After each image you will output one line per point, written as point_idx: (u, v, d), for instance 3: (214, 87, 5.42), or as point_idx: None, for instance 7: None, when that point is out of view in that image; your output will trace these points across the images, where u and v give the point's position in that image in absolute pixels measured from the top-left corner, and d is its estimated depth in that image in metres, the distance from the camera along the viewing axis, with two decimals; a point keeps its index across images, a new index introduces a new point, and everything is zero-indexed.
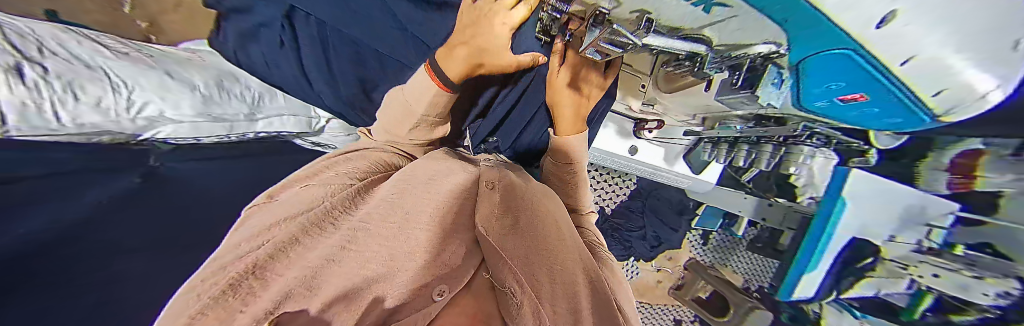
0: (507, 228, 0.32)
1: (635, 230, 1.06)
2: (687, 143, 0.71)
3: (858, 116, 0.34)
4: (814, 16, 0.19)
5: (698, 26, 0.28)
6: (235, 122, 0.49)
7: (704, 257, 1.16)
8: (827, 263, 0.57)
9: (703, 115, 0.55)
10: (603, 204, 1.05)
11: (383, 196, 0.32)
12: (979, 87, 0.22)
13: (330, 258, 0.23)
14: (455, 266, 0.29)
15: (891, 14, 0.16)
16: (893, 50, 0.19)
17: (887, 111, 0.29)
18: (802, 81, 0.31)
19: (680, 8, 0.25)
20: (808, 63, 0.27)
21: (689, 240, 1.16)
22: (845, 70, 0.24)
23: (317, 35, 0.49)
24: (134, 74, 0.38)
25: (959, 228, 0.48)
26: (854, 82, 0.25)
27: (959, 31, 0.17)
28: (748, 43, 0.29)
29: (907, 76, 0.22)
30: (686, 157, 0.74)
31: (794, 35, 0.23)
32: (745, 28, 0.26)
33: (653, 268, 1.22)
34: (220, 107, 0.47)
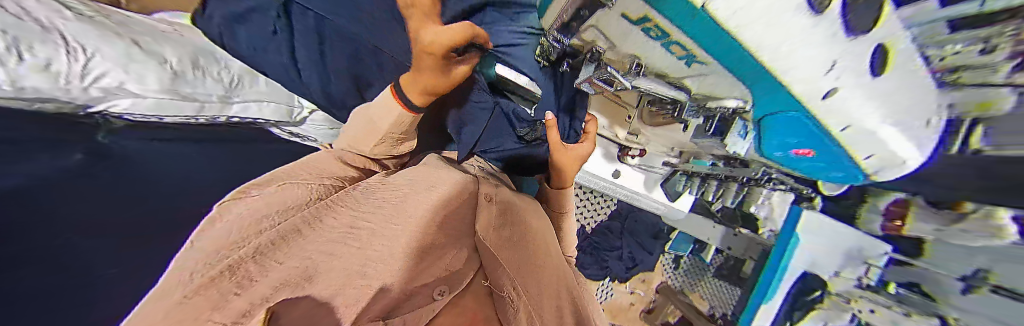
0: (503, 237, 0.32)
1: (613, 251, 1.09)
2: (664, 172, 0.77)
3: (809, 171, 0.39)
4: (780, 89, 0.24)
5: (683, 75, 0.32)
6: (206, 102, 0.47)
7: (675, 281, 1.20)
8: (781, 292, 0.61)
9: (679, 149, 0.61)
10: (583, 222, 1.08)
11: (384, 197, 0.30)
12: (904, 154, 0.27)
13: (331, 252, 0.21)
14: (455, 271, 0.27)
15: (834, 90, 0.21)
16: (834, 115, 0.24)
17: (831, 166, 0.34)
18: (760, 137, 0.36)
19: (664, 58, 0.29)
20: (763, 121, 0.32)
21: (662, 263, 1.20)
22: (796, 129, 0.29)
23: (313, 26, 0.46)
24: (98, 41, 0.35)
25: (892, 267, 0.51)
26: (806, 141, 0.30)
27: (879, 107, 0.22)
28: (720, 96, 0.32)
29: (848, 142, 0.28)
30: (663, 184, 0.79)
31: (758, 100, 0.28)
32: (717, 84, 0.30)
33: (627, 289, 1.24)
34: (190, 85, 0.44)
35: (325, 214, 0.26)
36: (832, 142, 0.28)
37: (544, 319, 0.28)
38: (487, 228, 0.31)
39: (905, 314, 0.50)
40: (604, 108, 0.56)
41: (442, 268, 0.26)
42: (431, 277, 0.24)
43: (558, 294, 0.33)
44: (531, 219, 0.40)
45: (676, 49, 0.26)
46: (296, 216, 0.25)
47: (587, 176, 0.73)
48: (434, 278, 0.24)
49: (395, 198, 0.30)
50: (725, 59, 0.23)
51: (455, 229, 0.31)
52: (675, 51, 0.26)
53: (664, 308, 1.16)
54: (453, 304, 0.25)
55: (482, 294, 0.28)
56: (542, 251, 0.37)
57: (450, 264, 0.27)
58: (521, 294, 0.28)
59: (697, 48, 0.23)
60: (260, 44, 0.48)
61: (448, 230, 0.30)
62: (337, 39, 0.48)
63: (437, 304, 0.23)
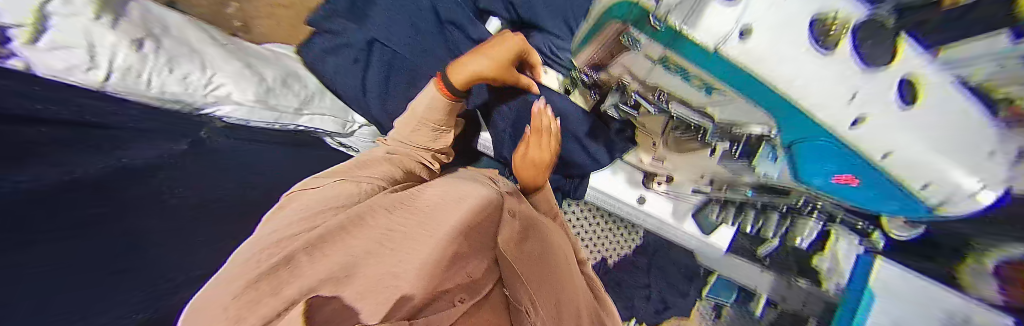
0: (525, 250, 0.34)
1: (639, 288, 0.98)
2: (697, 201, 0.72)
3: (868, 204, 0.34)
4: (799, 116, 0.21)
5: (700, 101, 0.32)
6: (283, 113, 0.54)
7: None
8: None
9: (708, 177, 0.58)
10: (605, 253, 1.01)
11: (419, 206, 0.32)
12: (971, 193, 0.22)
13: (368, 252, 0.24)
14: (474, 281, 0.27)
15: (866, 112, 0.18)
16: (875, 144, 0.20)
17: (893, 197, 0.29)
18: (793, 163, 0.33)
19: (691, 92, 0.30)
20: (796, 146, 0.28)
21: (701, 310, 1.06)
22: (826, 159, 0.27)
23: (387, 62, 0.59)
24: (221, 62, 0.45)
25: None
26: (848, 169, 0.26)
27: (951, 191, 0.23)
28: (744, 123, 0.32)
29: (902, 172, 0.22)
30: (695, 215, 0.73)
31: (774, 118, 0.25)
32: (738, 110, 0.29)
33: None
34: (278, 98, 0.52)
35: (366, 214, 0.28)
36: (872, 194, 0.30)
37: None
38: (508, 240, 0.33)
39: None
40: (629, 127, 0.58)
41: (462, 276, 0.27)
42: (452, 283, 0.25)
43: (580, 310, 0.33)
44: (552, 239, 0.42)
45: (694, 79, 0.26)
46: (345, 214, 0.28)
47: (609, 201, 0.74)
48: (456, 285, 0.25)
49: (431, 207, 0.33)
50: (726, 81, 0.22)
51: (472, 240, 0.31)
52: (693, 82, 0.27)
53: None
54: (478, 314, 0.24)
55: (502, 308, 0.27)
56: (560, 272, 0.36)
57: (474, 268, 0.28)
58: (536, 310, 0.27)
59: (700, 72, 0.23)
60: (341, 68, 0.58)
61: (465, 237, 0.31)
62: (382, 63, 0.59)
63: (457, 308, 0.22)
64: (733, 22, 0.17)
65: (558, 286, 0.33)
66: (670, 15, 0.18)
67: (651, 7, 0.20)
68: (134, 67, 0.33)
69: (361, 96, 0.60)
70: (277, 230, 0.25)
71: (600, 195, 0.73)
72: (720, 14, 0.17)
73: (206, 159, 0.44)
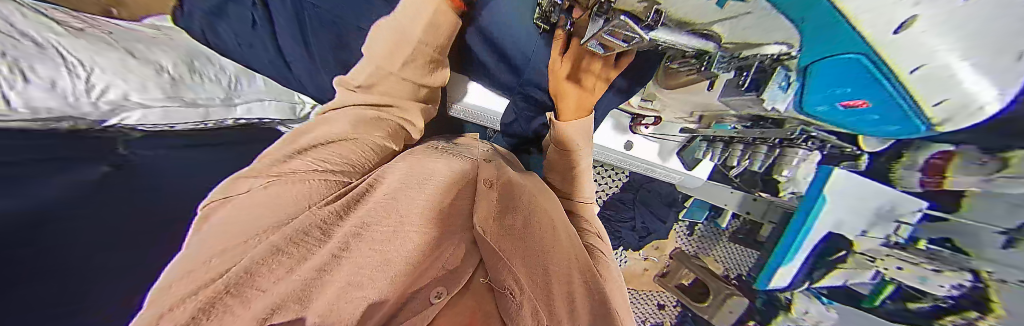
0: (504, 227, 0.32)
1: (625, 222, 1.10)
2: (681, 139, 0.73)
3: (856, 123, 0.35)
4: (836, 19, 0.20)
5: (710, 20, 0.28)
6: (210, 107, 0.46)
7: (688, 247, 1.21)
8: (803, 255, 0.63)
9: (700, 113, 0.56)
10: (596, 195, 1.09)
11: (378, 197, 0.29)
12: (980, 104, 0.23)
13: (322, 268, 0.21)
14: (453, 269, 0.29)
15: (911, 20, 0.17)
16: (900, 52, 0.20)
17: (885, 116, 0.30)
18: (806, 84, 0.33)
19: (696, 3, 0.26)
20: (817, 63, 0.27)
21: (676, 231, 1.21)
22: (849, 84, 0.27)
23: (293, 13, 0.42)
24: (91, 55, 0.34)
25: (924, 223, 0.52)
26: (857, 86, 0.27)
27: (958, 108, 0.24)
28: (758, 43, 0.29)
29: (914, 82, 0.23)
30: (680, 152, 0.76)
31: (807, 35, 0.24)
32: (754, 27, 0.27)
33: (641, 256, 1.26)
34: (191, 91, 0.44)
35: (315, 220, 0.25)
36: (875, 115, 0.31)
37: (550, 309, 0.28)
38: (486, 221, 0.31)
39: (934, 270, 0.52)
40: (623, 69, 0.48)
41: (436, 267, 0.28)
42: (427, 279, 0.27)
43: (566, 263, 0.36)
44: (536, 204, 0.41)
45: None
46: (280, 233, 0.23)
47: (597, 151, 0.74)
48: (432, 279, 0.27)
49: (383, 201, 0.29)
50: None
51: (447, 223, 0.31)
52: None
53: (679, 271, 1.19)
54: (455, 303, 0.28)
55: (483, 291, 0.30)
56: (546, 232, 0.37)
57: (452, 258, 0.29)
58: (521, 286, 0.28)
59: None
60: (243, 36, 0.46)
61: (437, 223, 0.29)
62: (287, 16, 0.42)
63: (432, 306, 0.26)
64: None
65: (543, 256, 0.34)
66: None
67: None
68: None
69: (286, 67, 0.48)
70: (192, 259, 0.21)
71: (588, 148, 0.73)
72: None
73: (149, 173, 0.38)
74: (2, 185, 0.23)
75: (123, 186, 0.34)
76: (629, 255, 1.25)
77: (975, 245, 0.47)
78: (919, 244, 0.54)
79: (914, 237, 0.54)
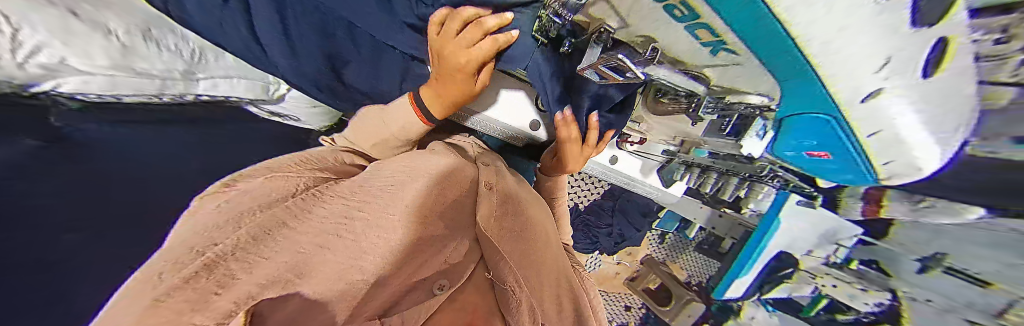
0: (504, 227, 0.35)
1: (603, 227, 1.15)
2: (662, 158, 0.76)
3: (825, 173, 0.41)
4: (816, 89, 0.24)
5: (703, 64, 0.31)
6: (164, 79, 0.41)
7: (658, 254, 1.29)
8: (756, 269, 0.69)
9: (681, 138, 0.59)
10: (578, 201, 1.13)
11: (378, 185, 0.31)
12: (927, 163, 0.28)
13: (323, 244, 0.22)
14: (455, 263, 0.32)
15: (879, 91, 0.21)
16: (867, 116, 0.24)
17: (844, 168, 0.36)
18: (781, 133, 0.37)
19: (694, 49, 0.29)
20: (792, 117, 0.32)
21: (649, 238, 1.29)
22: (816, 137, 0.32)
23: None
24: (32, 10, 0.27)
25: (858, 247, 0.60)
26: (825, 142, 0.32)
27: (908, 163, 0.29)
28: (743, 91, 0.33)
29: (874, 141, 0.28)
30: (660, 170, 0.78)
31: (786, 96, 0.29)
32: (743, 76, 0.29)
33: (614, 260, 1.32)
34: (144, 60, 0.38)
35: (311, 205, 0.25)
36: (836, 166, 0.37)
37: (536, 309, 0.33)
38: (489, 223, 0.34)
39: (863, 289, 0.60)
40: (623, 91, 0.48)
41: (443, 260, 0.31)
42: (430, 272, 0.29)
43: (553, 269, 0.39)
44: (528, 209, 0.44)
45: (703, 34, 0.25)
46: (268, 208, 0.22)
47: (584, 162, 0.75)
48: (432, 274, 0.29)
49: (372, 198, 0.28)
50: (753, 45, 0.23)
51: (452, 220, 0.34)
52: (700, 36, 0.26)
53: (647, 276, 1.27)
54: (457, 297, 0.29)
55: (483, 287, 0.33)
56: (539, 242, 0.40)
57: (447, 255, 0.32)
58: (519, 287, 0.33)
59: (730, 33, 0.23)
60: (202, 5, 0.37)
61: (440, 220, 0.32)
62: None
63: (437, 297, 0.27)
64: None
65: (530, 256, 0.37)
66: None
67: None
68: None
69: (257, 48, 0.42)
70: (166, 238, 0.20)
71: None
72: None
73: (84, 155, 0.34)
74: None
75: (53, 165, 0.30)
76: (604, 258, 1.32)
77: (895, 266, 0.54)
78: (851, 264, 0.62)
79: (848, 258, 0.62)
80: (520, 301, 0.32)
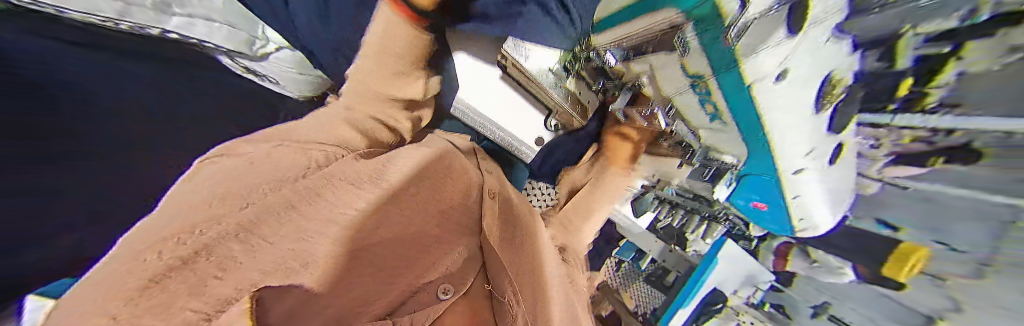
0: (503, 237, 0.39)
1: None
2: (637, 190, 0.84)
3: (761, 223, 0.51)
4: (769, 155, 0.34)
5: (701, 123, 0.39)
6: (112, 0, 0.38)
7: (614, 281, 1.37)
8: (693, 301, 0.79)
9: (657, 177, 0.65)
10: None
11: (395, 180, 0.28)
12: (830, 217, 0.41)
13: (330, 239, 0.20)
14: (458, 273, 0.34)
15: (805, 170, 0.33)
16: (799, 182, 0.35)
17: (774, 221, 0.47)
18: (738, 189, 0.46)
19: (698, 112, 0.37)
20: (750, 176, 0.42)
21: (608, 265, 1.37)
22: (761, 192, 0.43)
23: None
24: None
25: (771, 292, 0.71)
26: (769, 196, 0.42)
27: (817, 219, 0.42)
28: (722, 148, 0.41)
29: (800, 202, 0.39)
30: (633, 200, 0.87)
31: (751, 158, 0.38)
32: (728, 137, 0.37)
33: None
34: None
35: (326, 187, 0.22)
36: (770, 219, 0.47)
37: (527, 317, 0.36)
38: (493, 229, 0.37)
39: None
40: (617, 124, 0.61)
41: (444, 269, 0.32)
42: (437, 276, 0.31)
43: (547, 279, 0.44)
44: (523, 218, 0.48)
45: (710, 104, 0.34)
46: (289, 187, 0.20)
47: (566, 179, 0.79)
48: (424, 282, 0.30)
49: (409, 193, 0.30)
50: (741, 124, 0.32)
51: (464, 227, 0.38)
52: (707, 105, 0.34)
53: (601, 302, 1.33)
54: (457, 307, 0.30)
55: (484, 300, 0.34)
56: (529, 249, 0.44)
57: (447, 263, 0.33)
58: (514, 298, 0.36)
59: (723, 105, 0.32)
60: None
61: (446, 222, 0.35)
62: None
63: (441, 304, 0.29)
64: (779, 65, 0.23)
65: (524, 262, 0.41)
66: (749, 30, 0.23)
67: (729, 12, 0.23)
68: None
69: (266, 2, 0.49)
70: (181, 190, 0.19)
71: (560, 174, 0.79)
72: (778, 40, 0.22)
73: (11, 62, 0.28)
74: None
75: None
76: None
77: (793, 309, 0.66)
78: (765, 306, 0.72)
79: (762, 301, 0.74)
80: (515, 312, 0.34)
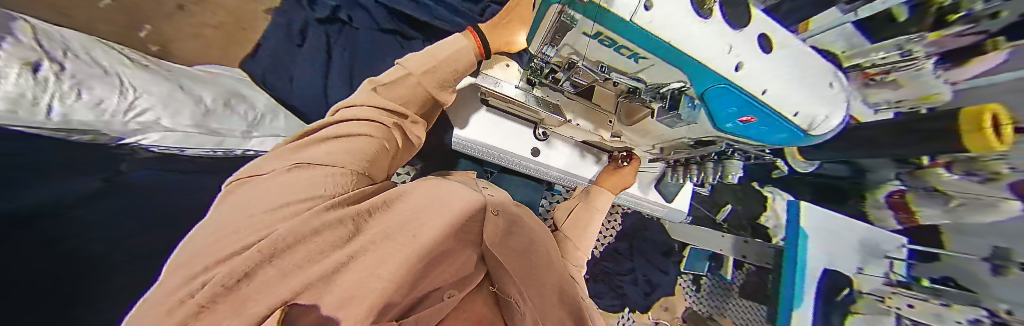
0: (510, 249, 0.34)
1: (625, 275, 1.01)
2: (658, 170, 0.70)
3: (754, 137, 0.33)
4: (698, 68, 0.26)
5: (633, 69, 0.34)
6: (228, 137, 0.51)
7: (702, 307, 1.06)
8: (810, 294, 0.58)
9: (661, 146, 0.55)
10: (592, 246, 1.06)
11: (401, 209, 0.27)
12: (822, 113, 0.27)
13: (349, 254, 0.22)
14: (464, 277, 0.32)
15: (740, 64, 0.25)
16: (750, 82, 0.26)
17: (769, 130, 0.30)
18: (706, 108, 0.32)
19: (619, 58, 0.32)
20: (705, 94, 0.30)
21: (682, 286, 1.11)
22: (732, 100, 0.28)
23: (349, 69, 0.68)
24: (149, 84, 0.41)
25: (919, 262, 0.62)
26: (739, 104, 0.28)
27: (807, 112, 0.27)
28: (665, 82, 0.33)
29: (776, 104, 0.26)
30: (658, 185, 0.71)
31: (687, 75, 0.28)
32: (662, 72, 0.31)
33: (652, 320, 1.08)
34: (218, 121, 0.49)
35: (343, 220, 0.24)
36: (769, 132, 0.30)
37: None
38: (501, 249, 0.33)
39: (945, 305, 0.57)
40: (588, 115, 0.55)
41: (457, 270, 0.31)
42: (447, 283, 0.29)
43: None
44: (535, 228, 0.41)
45: (624, 51, 0.30)
46: (300, 215, 0.22)
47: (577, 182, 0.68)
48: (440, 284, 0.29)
49: (401, 220, 0.25)
50: (661, 56, 0.27)
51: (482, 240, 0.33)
52: (624, 53, 0.30)
53: None
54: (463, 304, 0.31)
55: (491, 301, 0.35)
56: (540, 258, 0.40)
57: (461, 262, 0.31)
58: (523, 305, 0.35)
59: (641, 49, 0.27)
60: (299, 78, 0.65)
61: (465, 237, 0.29)
62: (363, 70, 0.69)
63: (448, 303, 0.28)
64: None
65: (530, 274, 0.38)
66: None
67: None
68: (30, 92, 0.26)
69: (320, 102, 0.65)
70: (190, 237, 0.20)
71: (561, 176, 0.68)
72: None
73: (132, 191, 0.37)
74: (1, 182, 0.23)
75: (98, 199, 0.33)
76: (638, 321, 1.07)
77: (974, 283, 0.55)
78: (921, 282, 0.60)
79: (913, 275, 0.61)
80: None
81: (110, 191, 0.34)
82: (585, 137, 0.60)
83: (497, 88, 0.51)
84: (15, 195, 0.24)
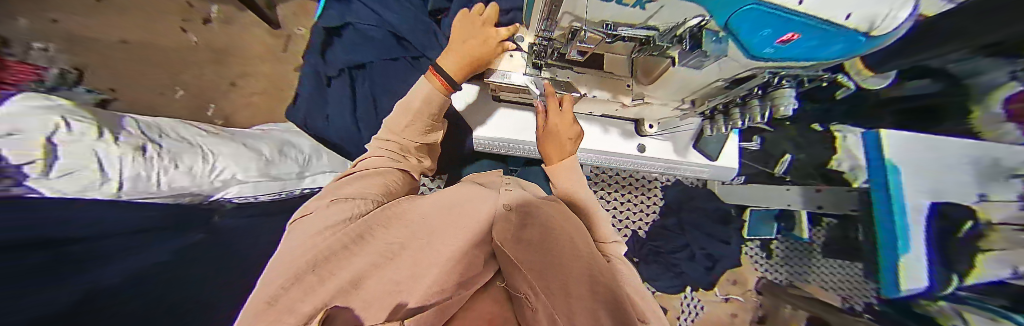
0: (524, 239, 0.27)
1: (679, 251, 0.93)
2: (694, 126, 0.65)
3: (803, 56, 0.29)
4: None
5: (643, 19, 0.33)
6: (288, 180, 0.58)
7: (775, 277, 0.98)
8: (918, 234, 0.49)
9: (692, 97, 0.50)
10: (634, 227, 1.00)
11: (411, 218, 0.33)
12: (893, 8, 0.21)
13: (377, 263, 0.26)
14: (469, 276, 0.25)
15: None
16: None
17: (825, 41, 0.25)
18: (736, 36, 0.28)
19: (626, 12, 0.32)
20: (732, 22, 0.26)
21: (749, 255, 1.01)
22: (765, 23, 0.24)
23: (370, 95, 0.73)
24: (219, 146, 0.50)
25: None
26: (777, 25, 0.24)
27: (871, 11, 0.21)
28: (683, 21, 0.31)
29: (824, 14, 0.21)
30: (696, 145, 0.65)
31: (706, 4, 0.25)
32: (675, 11, 0.29)
33: (721, 297, 0.99)
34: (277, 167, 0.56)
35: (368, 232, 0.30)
36: (825, 46, 0.26)
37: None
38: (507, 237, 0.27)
39: None
40: (603, 83, 0.52)
41: (461, 271, 0.25)
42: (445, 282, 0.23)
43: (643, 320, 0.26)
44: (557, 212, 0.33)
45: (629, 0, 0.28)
46: (340, 237, 0.29)
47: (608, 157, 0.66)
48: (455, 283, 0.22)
49: (416, 232, 0.30)
50: None
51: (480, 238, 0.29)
52: (628, 3, 0.29)
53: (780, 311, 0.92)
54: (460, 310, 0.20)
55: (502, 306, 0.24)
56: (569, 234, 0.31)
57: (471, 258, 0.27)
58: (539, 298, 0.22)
59: None
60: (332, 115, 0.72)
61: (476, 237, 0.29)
62: (382, 93, 0.74)
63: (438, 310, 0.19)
64: None
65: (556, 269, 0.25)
66: None
67: None
68: (146, 171, 0.37)
69: (352, 132, 0.72)
70: (283, 268, 0.26)
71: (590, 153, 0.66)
72: None
73: (223, 241, 0.43)
74: (104, 257, 0.27)
75: (202, 253, 0.39)
76: (704, 300, 0.99)
77: None
78: None
79: None
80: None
81: (208, 244, 0.40)
82: (605, 108, 0.58)
83: (506, 79, 0.52)
84: (119, 264, 0.28)
